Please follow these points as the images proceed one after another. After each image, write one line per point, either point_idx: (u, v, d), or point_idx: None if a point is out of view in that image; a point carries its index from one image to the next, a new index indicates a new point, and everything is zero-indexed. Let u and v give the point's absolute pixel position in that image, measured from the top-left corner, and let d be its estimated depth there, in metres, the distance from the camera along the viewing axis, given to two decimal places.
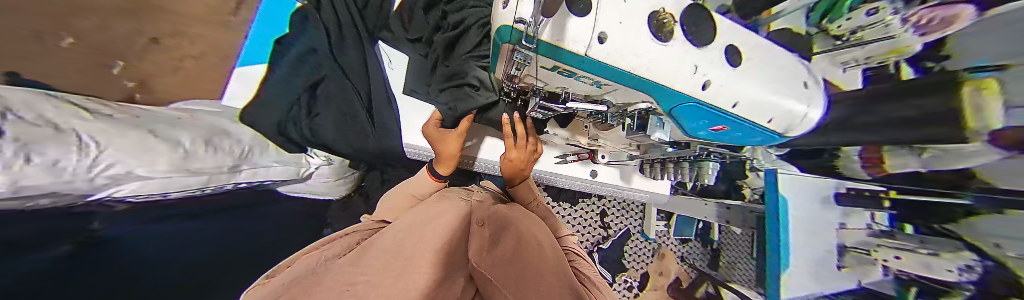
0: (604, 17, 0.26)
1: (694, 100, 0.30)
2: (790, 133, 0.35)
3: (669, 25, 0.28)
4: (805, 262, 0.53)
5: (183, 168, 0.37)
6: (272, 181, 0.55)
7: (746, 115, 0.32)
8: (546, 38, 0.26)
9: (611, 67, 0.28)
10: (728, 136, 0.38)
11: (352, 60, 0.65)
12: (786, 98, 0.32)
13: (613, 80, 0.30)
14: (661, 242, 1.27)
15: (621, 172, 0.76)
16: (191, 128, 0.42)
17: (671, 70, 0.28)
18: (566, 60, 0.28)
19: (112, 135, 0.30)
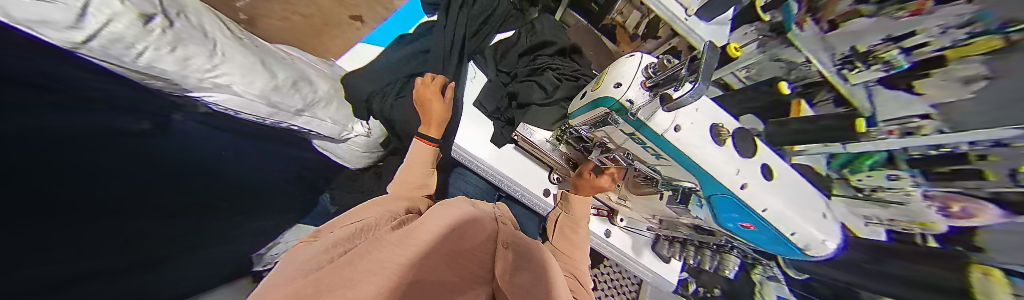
0: (683, 114, 0.31)
1: (727, 194, 0.30)
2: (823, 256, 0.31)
3: (727, 135, 0.31)
4: None
5: (264, 97, 0.45)
6: (315, 133, 0.61)
7: (780, 227, 0.29)
8: (640, 117, 0.31)
9: (679, 150, 0.31)
10: (751, 237, 0.34)
11: (451, 66, 0.79)
12: (814, 221, 0.29)
13: (674, 161, 0.33)
14: None
15: (634, 241, 0.70)
16: (293, 68, 0.55)
17: (719, 167, 0.30)
18: (646, 135, 0.32)
19: (231, 54, 0.41)
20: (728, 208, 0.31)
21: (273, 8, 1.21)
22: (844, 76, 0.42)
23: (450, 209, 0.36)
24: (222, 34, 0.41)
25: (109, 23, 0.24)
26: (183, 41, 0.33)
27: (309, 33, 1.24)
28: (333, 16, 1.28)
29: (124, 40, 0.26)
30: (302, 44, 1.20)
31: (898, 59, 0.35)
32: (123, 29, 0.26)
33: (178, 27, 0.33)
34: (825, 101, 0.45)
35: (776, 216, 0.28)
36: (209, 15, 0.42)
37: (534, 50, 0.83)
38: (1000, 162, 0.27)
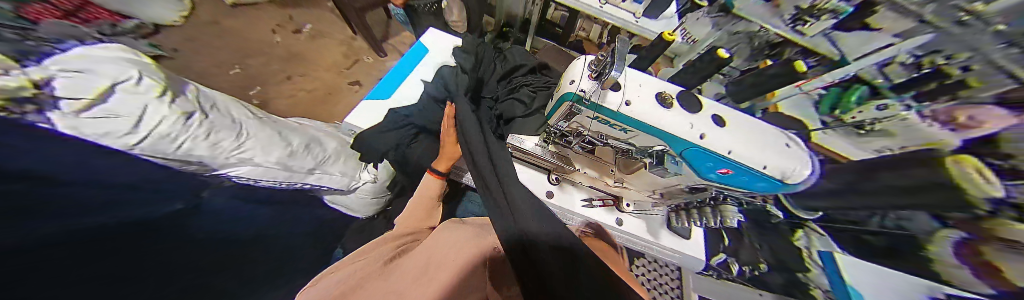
0: (629, 91, 0.35)
1: (696, 147, 0.33)
2: (806, 182, 0.32)
3: (671, 98, 0.34)
4: None
5: (281, 162, 0.52)
6: (328, 188, 0.66)
7: (748, 162, 0.31)
8: (594, 100, 0.35)
9: (637, 121, 0.34)
10: (735, 181, 0.35)
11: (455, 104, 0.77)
12: (775, 150, 0.31)
13: (639, 131, 0.36)
14: None
15: (648, 225, 0.61)
16: (307, 134, 0.64)
17: (675, 126, 0.33)
18: (606, 115, 0.36)
19: (250, 133, 0.50)
20: (702, 159, 0.34)
21: (282, 89, 1.36)
22: (801, 32, 0.72)
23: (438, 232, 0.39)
24: (246, 120, 0.53)
25: (158, 126, 0.35)
26: (217, 128, 0.45)
27: (312, 103, 1.37)
28: (335, 85, 1.46)
29: (172, 136, 0.37)
30: (309, 112, 1.32)
31: (839, 6, 0.65)
32: (166, 129, 0.36)
33: (207, 121, 0.44)
34: (791, 54, 0.74)
35: (741, 155, 0.31)
36: (238, 110, 0.54)
37: (511, 73, 0.90)
38: (953, 64, 0.45)
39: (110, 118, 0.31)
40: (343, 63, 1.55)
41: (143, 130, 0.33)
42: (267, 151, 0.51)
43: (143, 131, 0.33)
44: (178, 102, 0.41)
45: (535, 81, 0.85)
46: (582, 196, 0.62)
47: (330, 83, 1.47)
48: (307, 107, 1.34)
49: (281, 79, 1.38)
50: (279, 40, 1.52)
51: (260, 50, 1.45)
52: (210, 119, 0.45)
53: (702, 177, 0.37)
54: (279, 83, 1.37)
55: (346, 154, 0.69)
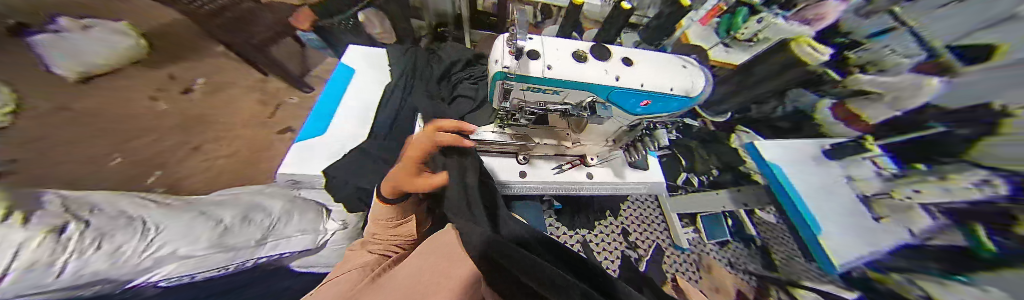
0: (549, 56, 0.37)
1: (616, 88, 0.37)
2: (706, 92, 0.39)
3: (584, 54, 0.38)
4: (837, 224, 0.67)
5: (218, 244, 0.44)
6: (289, 254, 0.57)
7: (656, 88, 0.37)
8: (520, 73, 0.37)
9: (563, 81, 0.37)
10: (657, 108, 0.41)
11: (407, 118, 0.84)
12: (671, 74, 0.38)
13: (568, 90, 0.39)
14: (701, 251, 1.15)
15: (613, 169, 0.71)
16: (234, 208, 0.54)
17: (594, 77, 0.36)
18: (535, 82, 0.38)
19: (144, 230, 0.39)
20: (626, 97, 0.38)
21: (190, 162, 1.10)
22: None
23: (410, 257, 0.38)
24: (122, 219, 0.39)
25: (18, 253, 0.26)
26: (101, 234, 0.34)
27: (238, 166, 1.16)
28: (266, 140, 1.28)
29: (44, 261, 0.27)
30: (239, 179, 1.11)
31: None
32: (33, 254, 0.26)
33: (82, 230, 0.33)
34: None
35: (650, 85, 0.37)
36: (96, 208, 0.39)
37: (450, 70, 1.02)
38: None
39: None
40: (264, 113, 1.37)
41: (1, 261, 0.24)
42: (192, 240, 0.42)
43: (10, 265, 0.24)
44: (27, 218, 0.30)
45: (474, 73, 1.00)
46: (551, 164, 0.68)
47: (257, 139, 1.27)
48: (235, 174, 1.13)
49: (186, 152, 1.13)
50: (164, 108, 1.23)
51: (139, 126, 1.14)
52: (86, 229, 0.33)
53: (632, 113, 0.42)
54: (184, 156, 1.11)
55: (297, 208, 0.62)
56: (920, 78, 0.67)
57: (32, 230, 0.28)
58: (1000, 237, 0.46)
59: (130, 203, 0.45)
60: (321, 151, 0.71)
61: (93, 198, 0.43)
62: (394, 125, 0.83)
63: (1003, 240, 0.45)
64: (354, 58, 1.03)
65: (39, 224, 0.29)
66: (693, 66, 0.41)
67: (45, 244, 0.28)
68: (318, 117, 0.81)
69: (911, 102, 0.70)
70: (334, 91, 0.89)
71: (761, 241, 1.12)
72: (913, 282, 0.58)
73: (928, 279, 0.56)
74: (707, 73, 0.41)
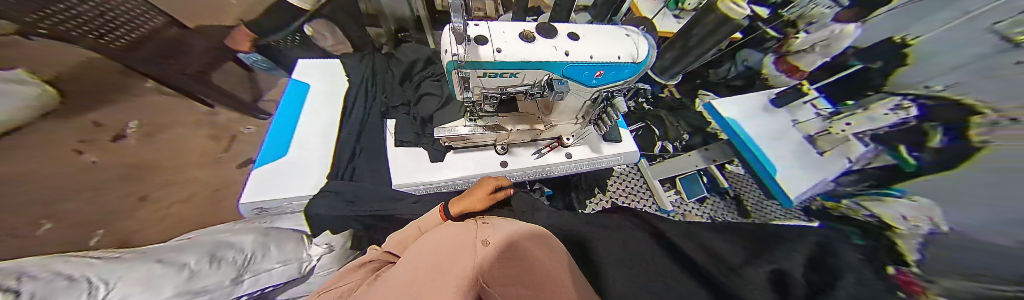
0: (497, 40, 0.37)
1: (568, 63, 0.38)
2: (650, 57, 0.43)
3: (531, 33, 0.38)
4: (785, 161, 0.83)
5: (186, 290, 0.37)
6: (274, 289, 0.55)
7: (604, 59, 0.39)
8: (468, 59, 0.36)
9: (515, 62, 0.37)
10: (609, 78, 0.44)
11: (376, 125, 0.82)
12: (615, 42, 0.41)
13: (522, 70, 0.39)
14: (684, 212, 1.31)
15: (590, 146, 0.75)
16: (198, 251, 0.49)
17: (543, 54, 0.37)
18: (488, 67, 0.38)
19: (86, 287, 0.30)
20: (578, 70, 0.40)
21: (141, 214, 0.99)
22: None
23: (415, 254, 0.33)
24: (55, 277, 0.30)
25: None
26: (45, 297, 0.26)
27: (201, 210, 1.05)
28: (228, 176, 1.17)
29: None
30: (204, 223, 1.02)
31: None
32: None
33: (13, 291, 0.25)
34: None
35: (598, 56, 0.39)
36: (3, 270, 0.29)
37: (411, 70, 0.99)
38: None
39: None
40: (217, 147, 1.24)
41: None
42: (155, 290, 0.34)
43: None
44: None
45: (438, 70, 0.99)
46: (531, 150, 0.72)
47: (218, 177, 1.16)
48: (198, 217, 1.02)
49: (133, 203, 1.00)
50: (94, 160, 1.08)
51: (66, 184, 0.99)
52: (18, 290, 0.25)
53: (588, 84, 0.45)
54: (131, 209, 0.99)
55: (274, 241, 0.61)
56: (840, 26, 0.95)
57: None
58: (918, 154, 0.71)
59: (39, 266, 0.33)
60: (287, 171, 0.68)
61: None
62: (362, 133, 0.81)
63: (921, 156, 0.70)
64: (305, 72, 0.97)
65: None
66: (636, 33, 0.44)
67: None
68: (276, 137, 0.76)
69: (831, 50, 0.99)
70: (289, 112, 0.84)
71: (736, 191, 1.33)
72: (856, 204, 0.90)
73: (869, 198, 0.85)
74: (647, 38, 0.44)
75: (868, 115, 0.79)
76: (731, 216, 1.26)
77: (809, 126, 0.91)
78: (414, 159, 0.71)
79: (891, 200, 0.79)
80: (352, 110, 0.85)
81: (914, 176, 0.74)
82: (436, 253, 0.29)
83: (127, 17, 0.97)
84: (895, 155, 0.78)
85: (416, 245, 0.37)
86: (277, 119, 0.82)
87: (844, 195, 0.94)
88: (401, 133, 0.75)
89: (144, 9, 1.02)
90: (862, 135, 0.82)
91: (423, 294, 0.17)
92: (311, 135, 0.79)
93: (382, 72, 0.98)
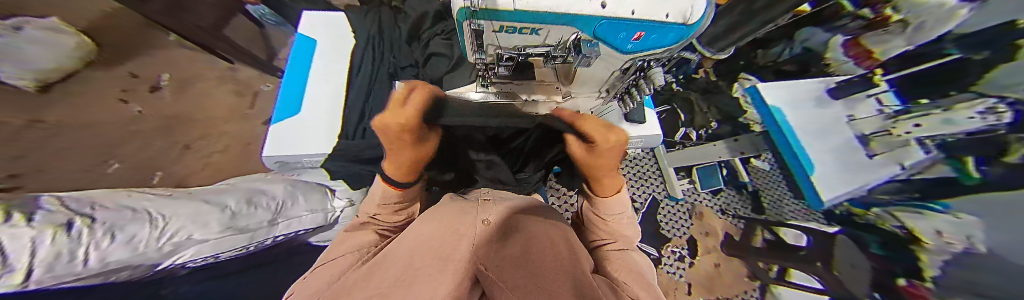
0: None
1: (605, 19, 0.31)
2: (706, 18, 0.35)
3: None
4: (826, 160, 0.74)
5: (229, 227, 0.50)
6: (306, 230, 0.65)
7: (651, 16, 0.31)
8: (482, 6, 0.31)
9: (539, 12, 0.31)
10: (648, 42, 0.37)
11: (382, 88, 0.81)
12: None
13: (545, 24, 0.34)
14: (694, 201, 1.29)
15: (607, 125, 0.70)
16: (241, 195, 0.57)
17: (576, 4, 0.30)
18: (505, 17, 0.32)
19: (151, 221, 0.42)
20: (614, 29, 0.34)
21: (190, 160, 1.12)
22: None
23: (420, 225, 0.33)
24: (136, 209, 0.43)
25: (43, 250, 0.29)
26: None
27: (239, 161, 1.17)
28: (254, 132, 1.25)
29: (73, 252, 0.32)
30: (243, 172, 1.14)
31: None
32: (60, 250, 0.31)
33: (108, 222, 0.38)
34: None
35: (645, 11, 0.31)
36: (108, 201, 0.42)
37: (418, 27, 0.92)
38: None
39: (39, 247, 0.29)
40: (242, 104, 1.30)
41: (71, 255, 0.31)
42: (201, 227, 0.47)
43: (55, 257, 0.30)
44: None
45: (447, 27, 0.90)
46: None
47: (246, 133, 1.25)
48: (239, 168, 1.15)
49: (179, 152, 1.13)
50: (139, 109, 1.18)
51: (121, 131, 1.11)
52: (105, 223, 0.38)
53: (621, 50, 0.39)
54: (179, 157, 1.12)
55: (301, 191, 0.68)
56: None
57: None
58: (984, 169, 0.60)
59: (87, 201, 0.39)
60: (304, 128, 0.71)
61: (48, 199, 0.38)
62: (370, 96, 0.80)
63: (986, 171, 0.60)
64: (308, 25, 0.92)
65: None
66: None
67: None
68: (289, 95, 0.78)
69: (925, 35, 0.75)
70: (298, 70, 0.83)
71: (753, 187, 1.19)
72: (886, 214, 0.83)
73: (905, 210, 0.79)
74: None
75: (947, 115, 0.68)
76: (743, 210, 1.22)
77: (867, 124, 0.82)
78: None
79: (933, 215, 0.72)
80: (359, 71, 0.83)
81: (971, 191, 0.64)
82: (441, 226, 0.29)
83: None
84: (955, 166, 0.67)
85: (422, 218, 0.38)
86: (288, 77, 0.82)
87: (879, 203, 0.84)
88: None
89: None
90: (927, 140, 0.71)
91: (431, 259, 0.17)
92: (320, 94, 0.79)
93: (390, 30, 0.92)
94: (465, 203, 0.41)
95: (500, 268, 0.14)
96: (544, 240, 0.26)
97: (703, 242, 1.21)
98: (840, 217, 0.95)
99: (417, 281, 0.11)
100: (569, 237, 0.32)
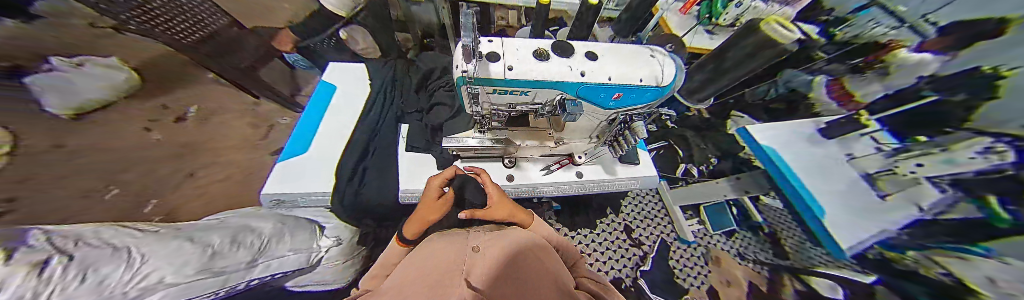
0: (510, 57, 0.37)
1: (584, 84, 0.37)
2: (677, 84, 0.40)
3: (544, 52, 0.38)
4: (839, 212, 0.69)
5: None
6: (285, 274, 0.58)
7: (628, 82, 0.37)
8: (477, 75, 0.35)
9: (523, 81, 0.36)
10: (635, 99, 0.42)
11: (388, 131, 0.88)
12: (642, 65, 0.38)
13: (532, 88, 0.38)
14: (707, 244, 1.27)
15: (603, 167, 0.71)
16: (223, 231, 0.54)
17: (555, 73, 0.36)
18: (497, 83, 0.37)
19: None
20: (596, 91, 0.38)
21: (187, 188, 1.11)
22: None
23: (414, 261, 0.35)
24: None
25: None
26: (88, 267, 0.29)
27: (237, 190, 1.16)
28: (259, 161, 1.28)
29: None
30: (238, 200, 1.13)
31: None
32: None
33: None
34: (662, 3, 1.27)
35: (616, 77, 0.36)
36: None
37: (426, 79, 1.04)
38: None
39: None
40: (256, 134, 1.37)
41: None
42: None
43: None
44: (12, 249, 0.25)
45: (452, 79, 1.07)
46: (540, 165, 0.70)
47: (253, 161, 1.28)
48: (232, 197, 1.13)
49: (181, 179, 1.13)
50: (159, 138, 1.24)
51: (124, 158, 1.14)
52: None
53: (605, 106, 0.43)
54: (179, 183, 1.12)
55: (290, 229, 0.65)
56: (926, 57, 0.79)
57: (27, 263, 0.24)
58: (1012, 209, 0.56)
59: (95, 233, 0.37)
60: (303, 167, 0.73)
61: (55, 228, 0.35)
62: (376, 136, 0.86)
63: (1018, 211, 0.55)
64: (332, 74, 1.06)
65: (34, 254, 0.26)
66: (663, 55, 0.41)
67: (37, 282, 0.24)
68: (299, 135, 0.83)
69: (900, 82, 0.87)
70: (310, 113, 0.92)
71: (769, 228, 1.20)
72: (925, 258, 0.73)
73: (946, 254, 0.69)
74: (676, 59, 0.41)
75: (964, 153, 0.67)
76: (763, 254, 1.19)
77: (871, 162, 0.81)
78: (421, 167, 0.74)
79: (976, 260, 0.63)
80: (367, 113, 0.92)
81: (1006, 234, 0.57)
82: (443, 254, 0.32)
83: (200, 19, 1.11)
84: (981, 205, 0.61)
85: (407, 259, 0.38)
86: (303, 118, 0.89)
87: (913, 246, 0.74)
88: (412, 140, 0.78)
89: (211, 11, 1.15)
90: (937, 179, 0.71)
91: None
92: (326, 137, 0.84)
93: (402, 78, 1.04)
94: (458, 233, 0.44)
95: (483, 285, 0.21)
96: (530, 273, 0.29)
97: (727, 292, 1.12)
98: (875, 262, 0.82)
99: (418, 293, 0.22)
100: (558, 261, 0.38)
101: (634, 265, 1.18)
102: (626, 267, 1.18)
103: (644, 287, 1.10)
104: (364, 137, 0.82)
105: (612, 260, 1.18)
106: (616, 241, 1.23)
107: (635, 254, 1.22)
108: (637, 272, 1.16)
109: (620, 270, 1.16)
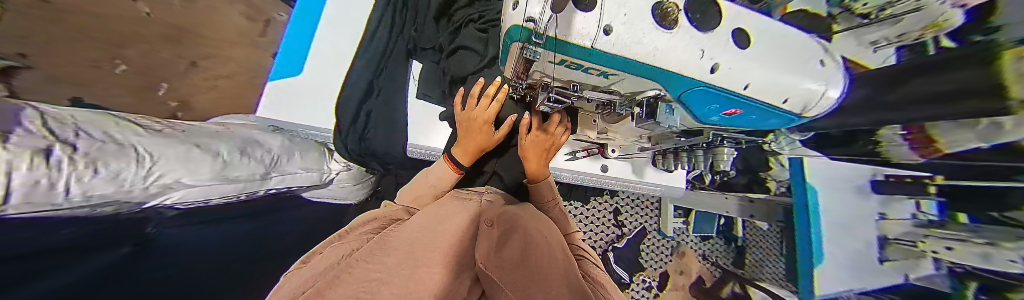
0: (610, 13, 0.28)
1: (703, 84, 0.33)
2: (814, 114, 0.38)
3: (672, 14, 0.30)
4: (838, 260, 0.72)
5: None
6: (298, 187, 0.65)
7: (755, 96, 0.34)
8: (551, 34, 0.29)
9: (617, 57, 0.30)
10: (741, 120, 0.40)
11: (398, 68, 0.84)
12: (798, 78, 0.34)
13: (620, 70, 0.33)
14: (681, 240, 1.37)
15: (633, 167, 0.80)
16: (227, 139, 0.53)
17: (682, 55, 0.30)
18: (574, 54, 0.31)
19: None
20: (710, 97, 0.35)
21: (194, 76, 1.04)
22: None
23: (421, 226, 0.37)
24: None
25: None
26: (102, 159, 0.29)
27: (246, 90, 1.12)
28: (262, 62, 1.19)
29: None
30: (247, 100, 1.10)
31: None
32: None
33: None
34: None
35: (755, 88, 0.33)
36: None
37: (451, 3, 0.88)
38: None
39: None
40: (248, 26, 1.20)
41: None
42: None
43: None
44: (18, 127, 0.22)
45: (481, 12, 0.87)
46: (567, 150, 0.76)
47: None
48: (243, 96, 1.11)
49: (183, 68, 1.01)
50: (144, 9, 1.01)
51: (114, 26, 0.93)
52: None
53: (705, 120, 0.41)
54: (184, 74, 1.01)
55: (297, 147, 0.67)
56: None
57: (37, 150, 0.22)
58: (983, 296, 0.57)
59: (97, 119, 0.34)
60: (305, 90, 0.77)
61: (41, 106, 0.30)
62: (383, 69, 0.83)
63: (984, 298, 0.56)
64: None
65: (37, 142, 0.22)
66: (834, 65, 0.36)
67: (56, 169, 0.23)
68: (292, 51, 0.82)
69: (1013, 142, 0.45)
70: (305, 27, 0.84)
71: (744, 242, 1.24)
72: None
73: None
74: (841, 73, 0.36)
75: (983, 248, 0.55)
76: (724, 260, 1.30)
77: (893, 227, 0.70)
78: (431, 118, 0.83)
79: None
80: (376, 36, 0.83)
81: None
82: (451, 229, 0.34)
83: None
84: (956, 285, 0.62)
85: (420, 217, 0.42)
86: (292, 31, 0.83)
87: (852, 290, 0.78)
88: (427, 88, 0.84)
89: None
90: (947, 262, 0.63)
91: (417, 281, 0.20)
92: (337, 61, 0.82)
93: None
94: (468, 204, 0.48)
95: (498, 272, 0.21)
96: (543, 252, 0.29)
97: (676, 278, 1.31)
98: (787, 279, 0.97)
99: (406, 276, 0.21)
100: (561, 239, 0.41)
101: (608, 241, 1.31)
102: (601, 239, 1.31)
103: (611, 259, 1.26)
104: (368, 70, 0.80)
105: (591, 233, 1.30)
106: (600, 218, 1.32)
107: (612, 233, 1.33)
108: (609, 246, 1.29)
109: (596, 242, 1.29)
